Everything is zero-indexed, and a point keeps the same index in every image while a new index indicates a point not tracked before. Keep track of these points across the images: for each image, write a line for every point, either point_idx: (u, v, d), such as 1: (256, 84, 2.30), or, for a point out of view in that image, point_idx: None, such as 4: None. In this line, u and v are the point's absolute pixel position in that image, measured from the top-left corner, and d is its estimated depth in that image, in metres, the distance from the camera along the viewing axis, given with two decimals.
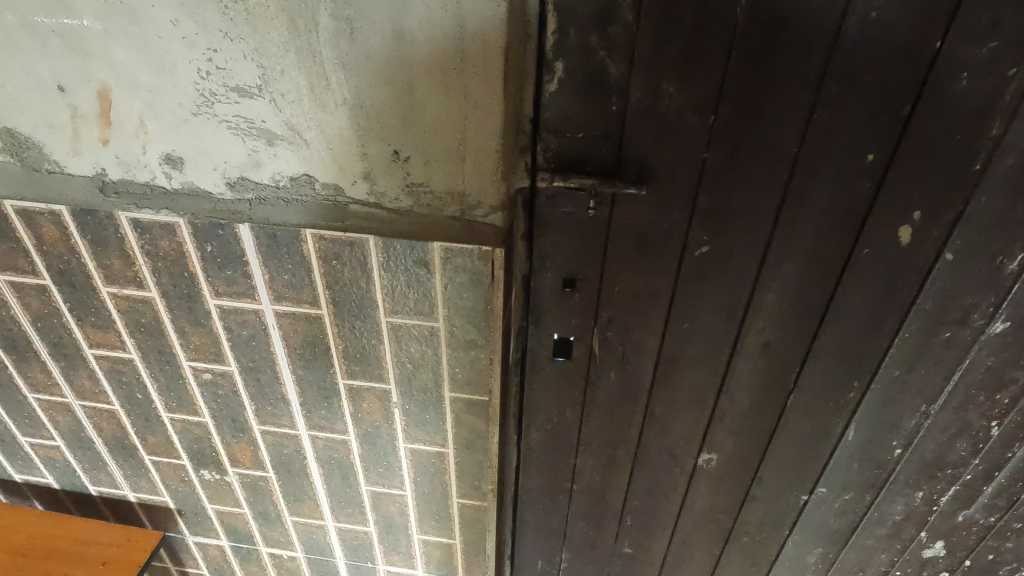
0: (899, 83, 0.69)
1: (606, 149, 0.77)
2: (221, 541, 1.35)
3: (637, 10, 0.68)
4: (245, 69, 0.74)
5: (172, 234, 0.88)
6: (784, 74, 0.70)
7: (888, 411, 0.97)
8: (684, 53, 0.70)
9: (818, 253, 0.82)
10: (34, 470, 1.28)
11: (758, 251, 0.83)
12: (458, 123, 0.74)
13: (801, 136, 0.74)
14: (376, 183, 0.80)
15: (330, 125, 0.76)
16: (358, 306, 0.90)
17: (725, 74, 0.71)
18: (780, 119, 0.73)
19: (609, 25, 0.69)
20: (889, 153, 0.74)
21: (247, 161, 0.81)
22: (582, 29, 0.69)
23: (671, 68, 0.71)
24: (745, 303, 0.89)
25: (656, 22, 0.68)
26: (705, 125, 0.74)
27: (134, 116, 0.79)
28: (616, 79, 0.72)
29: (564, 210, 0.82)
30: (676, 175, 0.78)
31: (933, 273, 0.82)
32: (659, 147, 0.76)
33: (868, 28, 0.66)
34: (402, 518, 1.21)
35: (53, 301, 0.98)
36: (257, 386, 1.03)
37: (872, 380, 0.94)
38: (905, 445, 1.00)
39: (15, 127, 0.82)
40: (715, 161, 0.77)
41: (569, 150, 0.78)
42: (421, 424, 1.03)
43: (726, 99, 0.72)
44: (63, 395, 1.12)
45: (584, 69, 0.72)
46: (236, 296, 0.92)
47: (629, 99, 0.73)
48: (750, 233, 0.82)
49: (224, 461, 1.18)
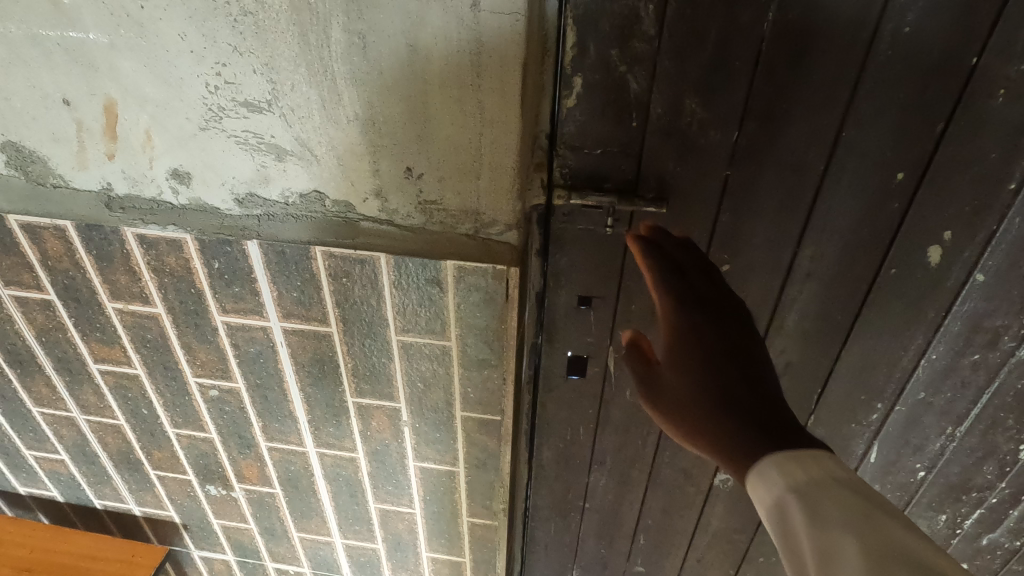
0: (933, 100, 0.67)
1: (626, 166, 0.74)
2: (227, 556, 1.33)
3: (660, 25, 0.65)
4: (255, 84, 0.71)
5: (178, 250, 0.85)
6: (812, 90, 0.67)
7: (912, 433, 0.94)
8: (708, 70, 0.67)
9: (842, 273, 0.80)
10: (38, 483, 1.27)
11: (781, 269, 0.81)
12: (472, 140, 0.72)
13: (828, 155, 0.71)
14: (388, 200, 0.78)
15: (342, 141, 0.74)
16: (368, 324, 0.88)
17: (750, 91, 0.68)
18: (806, 137, 0.70)
19: (630, 40, 0.66)
20: (919, 172, 0.71)
21: (256, 176, 0.79)
22: (603, 42, 0.66)
23: (695, 85, 0.68)
24: (766, 321, 0.86)
25: (680, 37, 0.66)
26: (729, 143, 0.72)
27: (141, 131, 0.78)
28: (636, 95, 0.70)
29: (581, 227, 0.78)
30: (698, 192, 0.76)
31: (962, 295, 0.79)
32: (681, 165, 0.74)
33: (900, 44, 0.64)
34: (410, 536, 1.18)
35: (58, 316, 0.96)
36: (264, 403, 1.01)
37: (895, 402, 0.91)
38: (929, 467, 0.97)
39: (20, 141, 0.80)
40: (738, 178, 0.74)
41: (588, 166, 0.75)
42: (431, 443, 1.01)
43: (750, 116, 0.70)
44: (68, 409, 1.10)
45: (603, 85, 0.69)
46: (243, 313, 0.90)
47: (650, 115, 0.71)
48: (772, 251, 0.79)
49: (230, 477, 1.16)
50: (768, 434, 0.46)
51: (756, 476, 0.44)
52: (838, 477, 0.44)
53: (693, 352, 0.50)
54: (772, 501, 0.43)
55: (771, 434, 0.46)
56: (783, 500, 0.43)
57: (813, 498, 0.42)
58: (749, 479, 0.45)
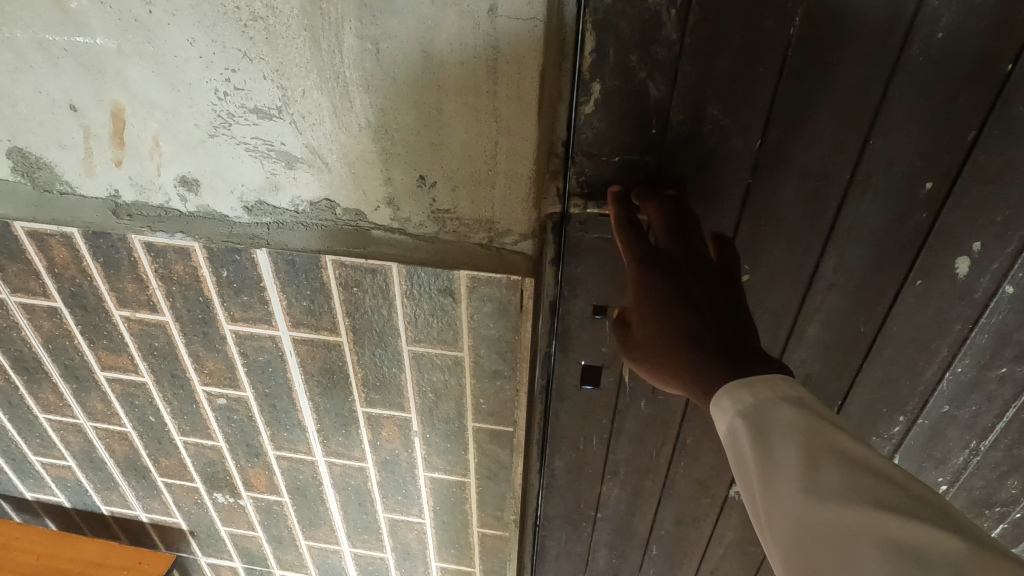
0: (964, 108, 0.64)
1: (644, 175, 0.72)
2: (235, 563, 1.32)
3: (682, 29, 0.63)
4: (265, 90, 0.70)
5: (186, 258, 0.84)
6: (838, 97, 0.65)
7: (935, 447, 0.92)
8: (731, 76, 0.65)
9: (865, 285, 0.78)
10: (45, 489, 1.26)
11: (803, 279, 0.79)
12: (487, 148, 0.70)
13: (854, 163, 0.69)
14: (401, 209, 0.76)
15: (353, 148, 0.72)
16: (379, 334, 0.86)
17: (774, 98, 0.66)
18: (831, 144, 0.68)
19: (651, 46, 0.64)
20: (949, 182, 0.69)
21: (266, 184, 0.77)
22: (622, 47, 0.65)
23: (717, 91, 0.66)
24: (787, 332, 0.84)
25: (702, 42, 0.64)
26: (751, 151, 0.70)
27: (149, 137, 0.76)
28: (656, 102, 0.68)
29: (597, 236, 0.77)
30: (719, 201, 0.74)
31: (990, 307, 0.77)
32: (701, 174, 0.72)
33: (933, 50, 0.61)
34: (420, 545, 1.17)
35: (64, 323, 0.95)
36: (273, 412, 1.00)
37: (918, 415, 0.89)
38: (951, 482, 0.95)
39: (26, 147, 0.79)
40: (761, 187, 0.72)
41: (606, 174, 0.73)
42: (442, 453, 0.99)
43: (773, 123, 0.68)
44: (75, 416, 1.09)
45: (622, 91, 0.67)
46: (252, 321, 0.88)
47: (670, 122, 0.69)
48: (794, 261, 0.77)
49: (238, 485, 1.14)
50: (722, 360, 0.53)
51: (716, 405, 0.50)
52: (786, 396, 0.49)
53: (654, 294, 0.58)
54: (728, 426, 0.49)
55: (725, 360, 0.53)
56: (735, 425, 0.49)
57: (761, 420, 0.48)
58: (712, 407, 0.51)
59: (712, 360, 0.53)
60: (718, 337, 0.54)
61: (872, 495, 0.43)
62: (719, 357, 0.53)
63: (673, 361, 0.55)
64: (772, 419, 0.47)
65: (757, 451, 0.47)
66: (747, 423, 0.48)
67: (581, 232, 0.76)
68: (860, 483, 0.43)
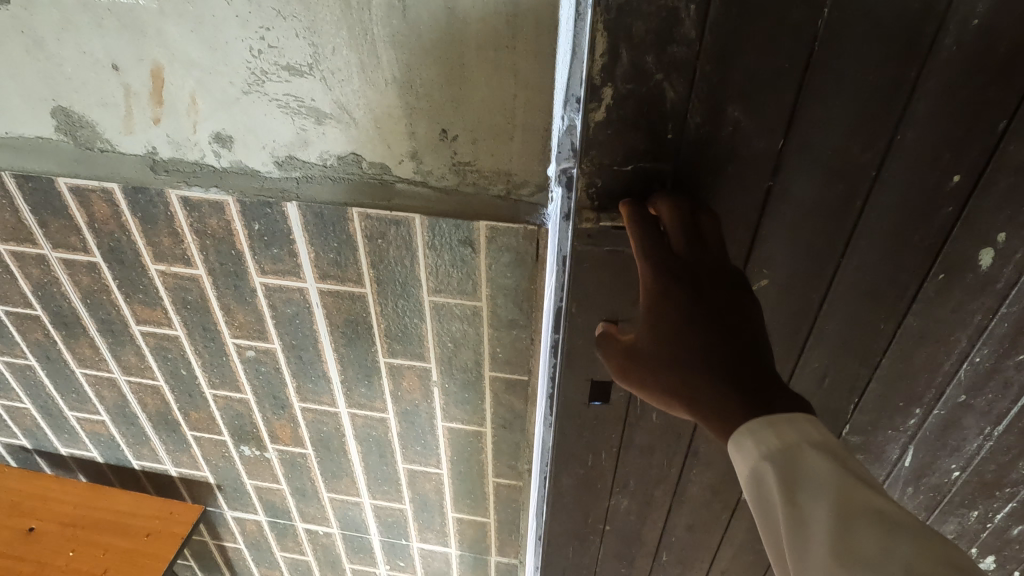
0: (995, 98, 0.64)
1: (660, 183, 0.72)
2: (259, 516, 1.38)
3: (701, 25, 0.62)
4: (297, 47, 0.74)
5: (220, 212, 0.89)
6: (865, 89, 0.65)
7: (950, 436, 0.95)
8: (752, 74, 0.64)
9: (886, 278, 0.79)
10: (79, 443, 1.32)
11: (824, 276, 0.80)
12: (506, 102, 0.74)
13: (880, 158, 0.69)
14: (423, 162, 0.80)
15: (379, 103, 0.77)
16: (401, 285, 0.91)
17: (798, 93, 0.66)
18: (857, 140, 0.68)
19: (668, 45, 0.63)
20: (977, 171, 0.69)
21: (296, 139, 0.82)
22: (637, 47, 0.63)
23: (737, 90, 0.65)
24: (806, 330, 0.86)
25: (720, 40, 0.62)
26: (772, 151, 0.70)
27: (186, 95, 0.81)
28: (672, 104, 0.67)
29: (608, 249, 0.76)
30: (739, 201, 0.74)
31: (1012, 296, 0.78)
32: (721, 178, 0.72)
33: (967, 37, 0.61)
34: (437, 496, 1.22)
35: (103, 278, 1.00)
36: (299, 364, 1.05)
37: (934, 406, 0.92)
38: (964, 467, 0.99)
39: (70, 106, 0.84)
40: (782, 186, 0.72)
41: (619, 184, 0.72)
42: (460, 403, 1.04)
43: (797, 120, 0.68)
44: (110, 370, 1.15)
45: (638, 93, 0.66)
46: (281, 274, 0.93)
47: (686, 125, 0.68)
48: (816, 258, 0.78)
49: (264, 438, 1.20)
50: (742, 388, 0.50)
51: (735, 444, 0.49)
52: (816, 442, 0.47)
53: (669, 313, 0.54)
54: (750, 469, 0.47)
55: (745, 391, 0.50)
56: (760, 469, 0.47)
57: (790, 467, 0.46)
58: (731, 441, 0.49)
59: (731, 387, 0.50)
60: (738, 360, 0.51)
61: (906, 563, 0.41)
62: (738, 391, 0.50)
63: (685, 390, 0.52)
64: (804, 470, 0.46)
65: (785, 501, 0.46)
66: (775, 468, 0.46)
67: (592, 245, 0.76)
68: (895, 547, 0.42)
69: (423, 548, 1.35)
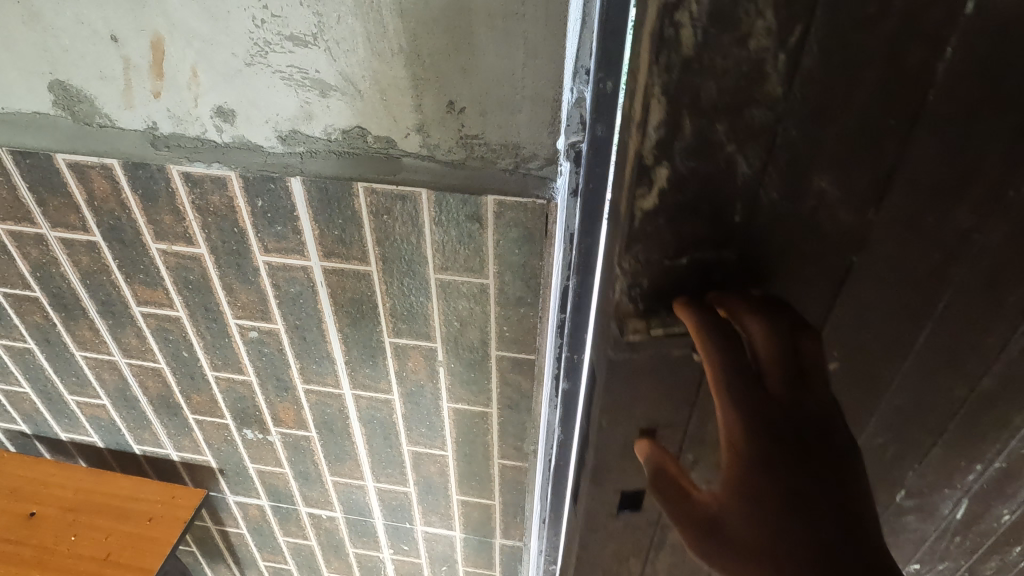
0: None
1: (717, 272, 0.65)
2: (261, 501, 1.37)
3: (787, 79, 0.52)
4: (300, 16, 0.72)
5: (223, 188, 0.87)
6: (977, 143, 0.56)
7: (1004, 484, 0.98)
8: (848, 135, 0.55)
9: (970, 329, 0.74)
10: (79, 428, 1.31)
11: (905, 338, 0.74)
12: (515, 72, 0.72)
13: (981, 215, 0.62)
14: (430, 135, 0.79)
15: (385, 74, 0.75)
16: (408, 262, 0.89)
17: (898, 155, 0.57)
18: (959, 199, 0.61)
19: (745, 109, 0.54)
20: None
21: (300, 112, 0.80)
22: (705, 116, 0.54)
23: (826, 158, 0.57)
24: (878, 389, 0.81)
25: (806, 100, 0.53)
26: (860, 220, 0.62)
27: (186, 68, 0.79)
28: (744, 180, 0.58)
29: (654, 351, 0.69)
30: (814, 279, 0.66)
31: None
32: (802, 255, 0.64)
33: None
34: (442, 479, 1.22)
35: (102, 258, 0.99)
36: (302, 345, 1.03)
37: (995, 459, 0.93)
38: (1014, 511, 1.03)
39: (67, 80, 0.82)
40: (866, 259, 0.65)
41: (668, 277, 0.65)
42: (466, 384, 1.03)
43: (894, 185, 0.59)
44: (110, 352, 1.13)
45: (702, 171, 0.57)
46: (284, 252, 0.92)
47: (761, 199, 0.60)
48: (897, 322, 0.72)
49: (267, 421, 1.19)
50: None
51: None
52: None
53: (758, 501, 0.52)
54: None
55: None
56: None
57: None
58: None
59: None
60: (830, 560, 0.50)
61: None
62: None
63: None
64: None
65: None
66: None
67: (631, 354, 0.70)
68: None
69: (427, 532, 1.35)
